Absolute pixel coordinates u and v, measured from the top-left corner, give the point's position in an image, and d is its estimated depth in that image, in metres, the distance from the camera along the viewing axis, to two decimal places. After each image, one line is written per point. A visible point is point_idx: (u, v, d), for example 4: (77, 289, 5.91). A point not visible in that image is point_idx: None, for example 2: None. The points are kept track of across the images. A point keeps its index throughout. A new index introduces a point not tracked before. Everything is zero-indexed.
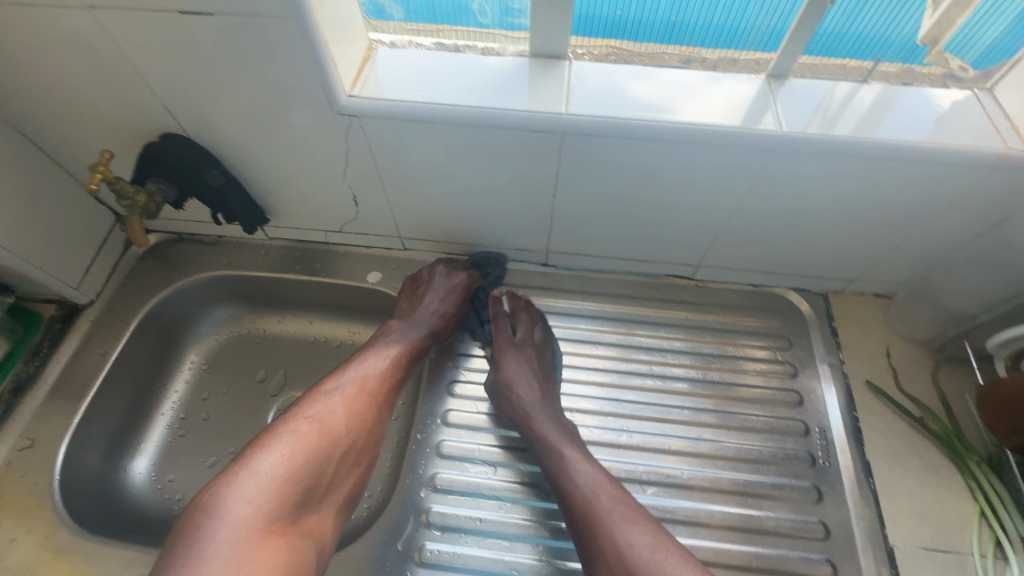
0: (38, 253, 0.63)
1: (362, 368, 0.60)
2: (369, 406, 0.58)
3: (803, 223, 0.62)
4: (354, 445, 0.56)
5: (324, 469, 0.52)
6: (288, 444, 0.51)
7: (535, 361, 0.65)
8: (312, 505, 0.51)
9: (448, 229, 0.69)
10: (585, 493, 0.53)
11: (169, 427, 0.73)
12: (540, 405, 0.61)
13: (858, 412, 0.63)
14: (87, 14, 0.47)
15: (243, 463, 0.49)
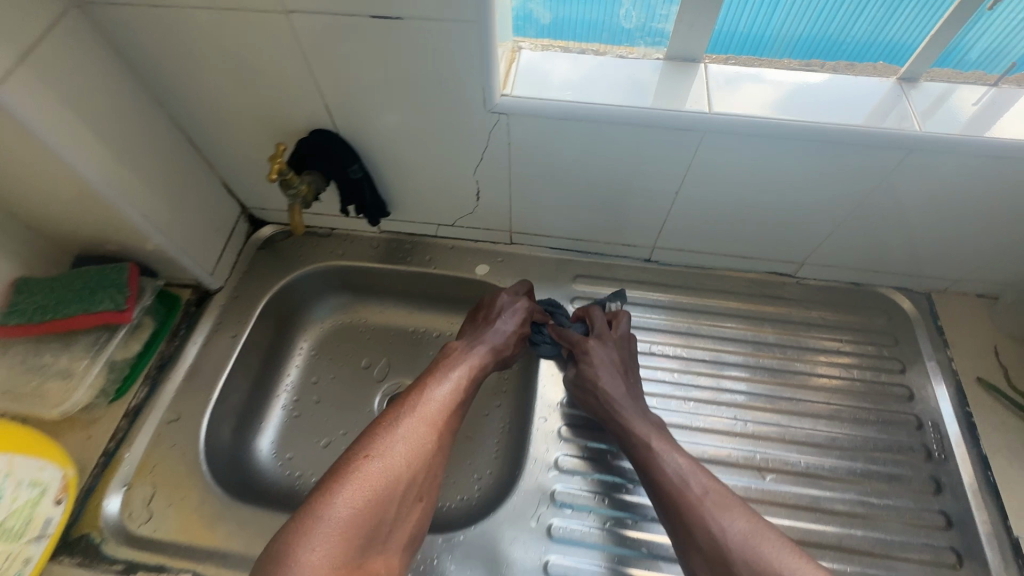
0: (187, 239, 0.68)
1: (419, 405, 0.59)
2: (428, 441, 0.57)
3: (919, 223, 0.63)
4: (412, 483, 0.55)
5: (383, 510, 0.53)
6: (353, 489, 0.52)
7: (615, 355, 0.65)
8: (374, 544, 0.52)
9: (562, 223, 0.73)
10: (676, 479, 0.55)
11: (286, 408, 0.77)
12: (620, 389, 0.63)
13: (972, 407, 0.64)
14: (283, 19, 0.51)
15: (311, 511, 0.51)
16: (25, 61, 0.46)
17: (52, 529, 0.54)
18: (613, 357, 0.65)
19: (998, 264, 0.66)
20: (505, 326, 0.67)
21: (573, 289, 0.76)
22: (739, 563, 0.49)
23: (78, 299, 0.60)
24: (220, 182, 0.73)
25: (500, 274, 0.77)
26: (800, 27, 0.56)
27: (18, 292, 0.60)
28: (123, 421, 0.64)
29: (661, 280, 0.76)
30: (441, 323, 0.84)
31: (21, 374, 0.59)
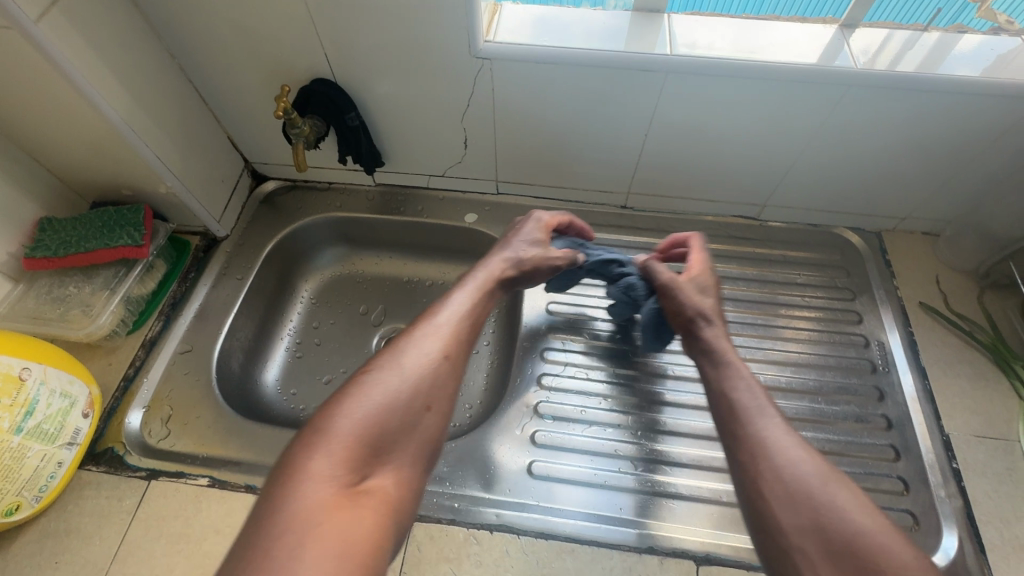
0: (196, 186, 0.73)
1: (427, 322, 0.54)
2: (435, 353, 0.51)
3: (865, 162, 0.70)
4: (417, 387, 0.48)
5: (392, 421, 0.46)
6: (360, 398, 0.46)
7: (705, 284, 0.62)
8: (382, 458, 0.45)
9: (544, 170, 0.79)
10: (758, 415, 0.49)
11: (290, 349, 0.83)
12: (705, 321, 0.59)
13: (914, 328, 0.71)
14: None
15: (315, 423, 0.44)
16: (55, 3, 0.51)
17: (80, 439, 0.60)
18: (705, 294, 0.61)
19: (937, 200, 0.73)
20: (526, 248, 0.65)
21: None
22: (817, 505, 0.42)
23: (98, 236, 0.66)
24: (225, 136, 0.78)
25: (488, 221, 0.83)
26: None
27: (43, 231, 0.66)
28: (140, 351, 0.70)
29: (636, 225, 0.82)
30: (433, 272, 0.90)
31: (47, 304, 0.64)
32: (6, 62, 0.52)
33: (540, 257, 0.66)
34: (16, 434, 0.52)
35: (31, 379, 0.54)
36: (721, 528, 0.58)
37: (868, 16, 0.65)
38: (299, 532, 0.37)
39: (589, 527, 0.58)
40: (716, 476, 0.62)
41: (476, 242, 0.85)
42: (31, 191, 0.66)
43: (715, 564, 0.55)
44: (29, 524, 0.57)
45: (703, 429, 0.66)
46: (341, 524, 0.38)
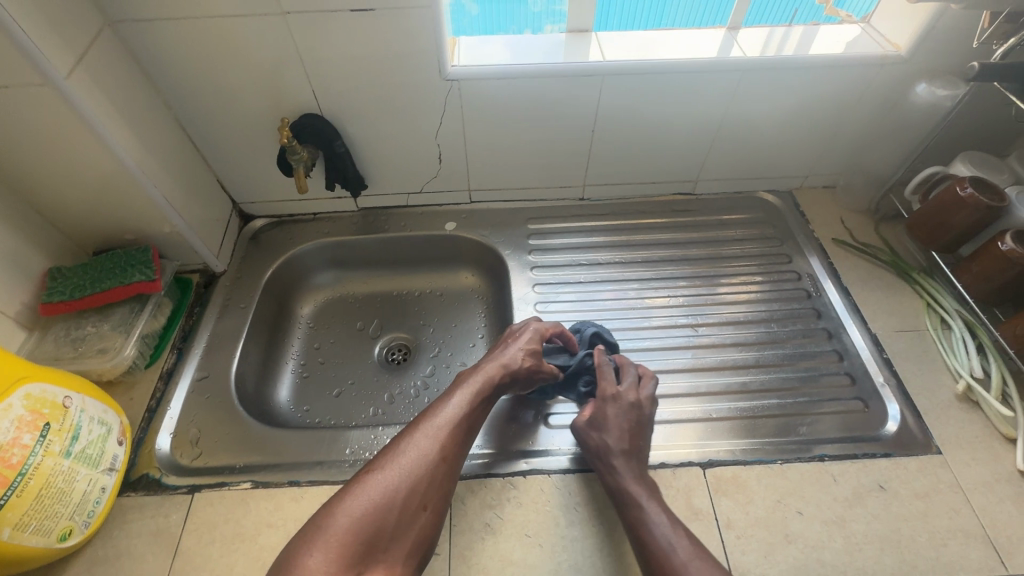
0: (196, 224, 0.79)
1: (427, 421, 0.57)
2: (433, 453, 0.54)
3: (768, 133, 0.87)
4: (414, 490, 0.52)
5: (388, 521, 0.49)
6: (361, 500, 0.50)
7: (628, 414, 0.63)
8: (375, 557, 0.48)
9: (510, 174, 0.91)
10: (665, 547, 0.52)
11: (296, 370, 0.87)
12: (624, 457, 0.60)
13: (832, 259, 0.87)
14: (280, 24, 0.66)
15: (315, 523, 0.48)
16: (78, 67, 0.58)
17: (118, 465, 0.62)
18: (623, 421, 0.62)
19: (828, 159, 0.91)
20: (524, 357, 0.66)
21: (529, 229, 0.93)
22: None
23: (112, 276, 0.70)
24: (214, 179, 0.85)
25: (467, 227, 0.93)
26: (671, 15, 0.81)
27: (53, 279, 0.69)
28: (159, 383, 0.72)
29: (594, 211, 0.96)
30: (420, 283, 0.98)
31: (66, 345, 0.67)
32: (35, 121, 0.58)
33: (533, 359, 0.66)
34: (66, 457, 0.54)
35: (73, 406, 0.57)
36: (714, 437, 0.68)
37: (747, 20, 0.82)
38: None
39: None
40: (703, 399, 0.73)
41: (458, 247, 0.94)
42: (39, 245, 0.69)
43: (716, 465, 0.65)
44: (78, 554, 0.58)
45: (683, 366, 0.76)
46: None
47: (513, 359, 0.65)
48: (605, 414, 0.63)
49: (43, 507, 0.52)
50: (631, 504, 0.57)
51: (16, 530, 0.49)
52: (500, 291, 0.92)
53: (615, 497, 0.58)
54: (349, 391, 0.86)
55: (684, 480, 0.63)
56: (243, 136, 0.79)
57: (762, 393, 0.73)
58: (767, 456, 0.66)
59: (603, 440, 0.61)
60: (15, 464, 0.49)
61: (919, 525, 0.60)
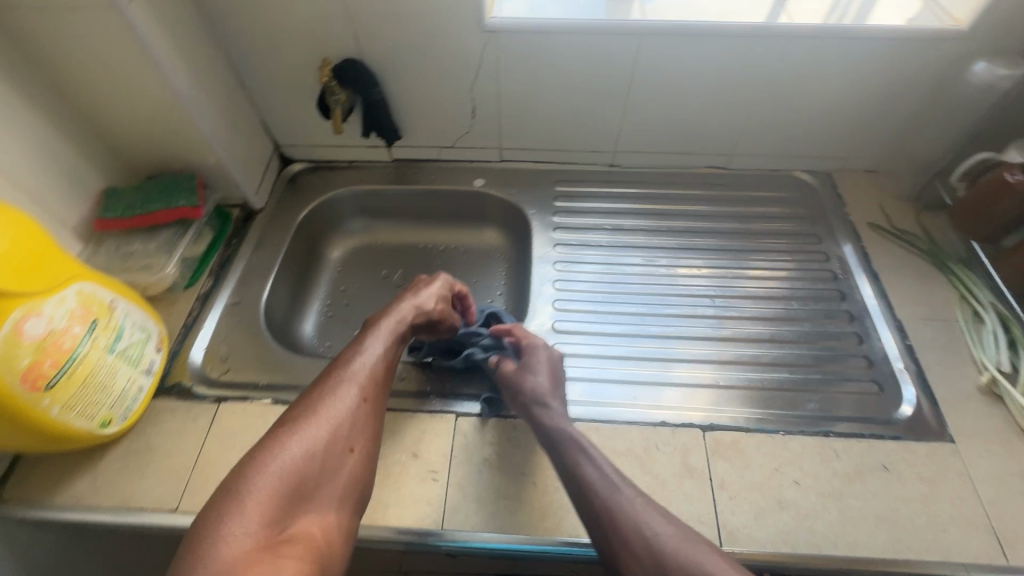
0: (238, 160, 0.83)
1: (343, 371, 0.58)
2: (351, 400, 0.56)
3: (810, 108, 0.84)
4: (336, 436, 0.53)
5: (314, 469, 0.51)
6: (284, 454, 0.50)
7: (554, 356, 0.68)
8: (303, 505, 0.50)
9: (542, 134, 0.91)
10: (607, 495, 0.53)
11: (322, 309, 0.92)
12: (557, 399, 0.63)
13: (865, 243, 0.84)
14: None
15: (231, 485, 0.47)
16: None
17: (155, 369, 0.67)
18: (552, 365, 0.66)
19: (873, 139, 0.88)
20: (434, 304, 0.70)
21: (556, 190, 0.94)
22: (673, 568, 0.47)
23: (160, 199, 0.75)
24: (258, 119, 0.89)
25: (495, 184, 0.95)
26: None
27: (108, 198, 0.74)
28: (195, 304, 0.78)
29: (623, 178, 0.95)
30: (446, 238, 1.01)
31: (115, 259, 0.72)
32: (99, 44, 0.63)
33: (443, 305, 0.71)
34: (109, 353, 0.60)
35: (118, 309, 0.62)
36: (719, 404, 0.69)
37: None
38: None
39: (608, 411, 0.67)
40: (712, 367, 0.73)
41: (485, 204, 0.96)
42: (97, 166, 0.75)
43: (717, 429, 0.65)
44: (114, 445, 0.64)
45: (695, 335, 0.76)
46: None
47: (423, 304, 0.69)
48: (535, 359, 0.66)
49: (88, 392, 0.57)
50: (574, 450, 0.57)
51: (64, 408, 0.55)
52: (523, 251, 0.93)
53: (555, 442, 0.59)
54: None
55: (682, 440, 0.64)
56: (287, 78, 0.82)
57: (773, 367, 0.73)
58: (771, 426, 0.66)
59: (538, 382, 0.64)
60: (66, 351, 0.55)
61: (920, 508, 0.59)
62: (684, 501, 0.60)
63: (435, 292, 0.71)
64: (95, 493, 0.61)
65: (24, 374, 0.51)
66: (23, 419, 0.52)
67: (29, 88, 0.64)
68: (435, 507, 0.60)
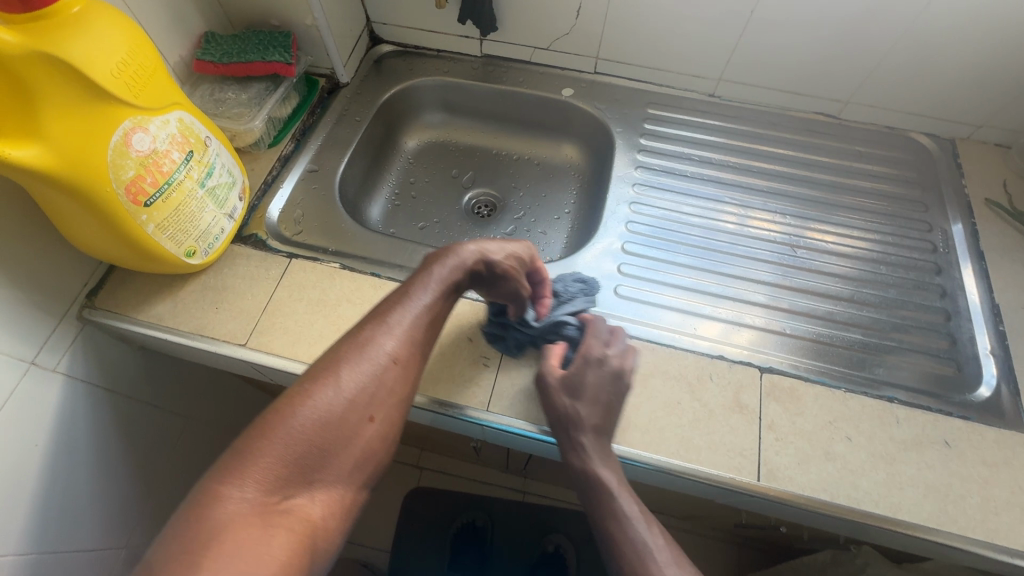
0: (333, 26, 0.81)
1: (382, 322, 0.53)
2: (382, 360, 0.51)
3: (954, 58, 0.75)
4: (357, 399, 0.48)
5: (329, 436, 0.46)
6: (299, 415, 0.45)
7: (607, 372, 0.58)
8: (314, 472, 0.45)
9: (644, 48, 0.85)
10: (607, 496, 0.53)
11: (390, 196, 0.93)
12: (594, 437, 0.55)
13: (977, 221, 0.77)
14: None
15: (241, 440, 0.44)
16: None
17: (237, 216, 0.70)
18: (602, 392, 0.57)
19: (1016, 106, 0.78)
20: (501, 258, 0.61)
21: (646, 112, 0.89)
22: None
23: (256, 51, 0.74)
24: None
25: (583, 97, 0.90)
26: None
27: (207, 42, 0.74)
28: (276, 164, 0.79)
29: (721, 110, 0.89)
30: (520, 147, 0.98)
31: (209, 103, 0.73)
32: None
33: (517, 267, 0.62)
34: (200, 188, 0.62)
35: (211, 147, 0.64)
36: (781, 351, 0.66)
37: None
38: (207, 546, 0.37)
39: (662, 335, 0.67)
40: (781, 315, 0.70)
41: (569, 116, 0.92)
42: (200, 7, 0.75)
43: (775, 373, 0.63)
44: (193, 278, 0.68)
45: (770, 281, 0.73)
46: (242, 545, 0.38)
47: (495, 259, 0.60)
48: (579, 378, 0.57)
49: (178, 220, 0.60)
50: (607, 496, 0.52)
51: (158, 229, 0.58)
52: (600, 172, 0.90)
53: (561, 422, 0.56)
54: (432, 227, 0.91)
55: (738, 376, 0.63)
56: None
57: (846, 326, 0.69)
58: (831, 381, 0.64)
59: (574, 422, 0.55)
60: (164, 173, 0.57)
61: (974, 487, 0.57)
62: (728, 433, 0.59)
63: (510, 249, 0.62)
64: (174, 317, 0.66)
65: (127, 186, 0.53)
66: (124, 230, 0.56)
67: None
68: (483, 388, 0.63)
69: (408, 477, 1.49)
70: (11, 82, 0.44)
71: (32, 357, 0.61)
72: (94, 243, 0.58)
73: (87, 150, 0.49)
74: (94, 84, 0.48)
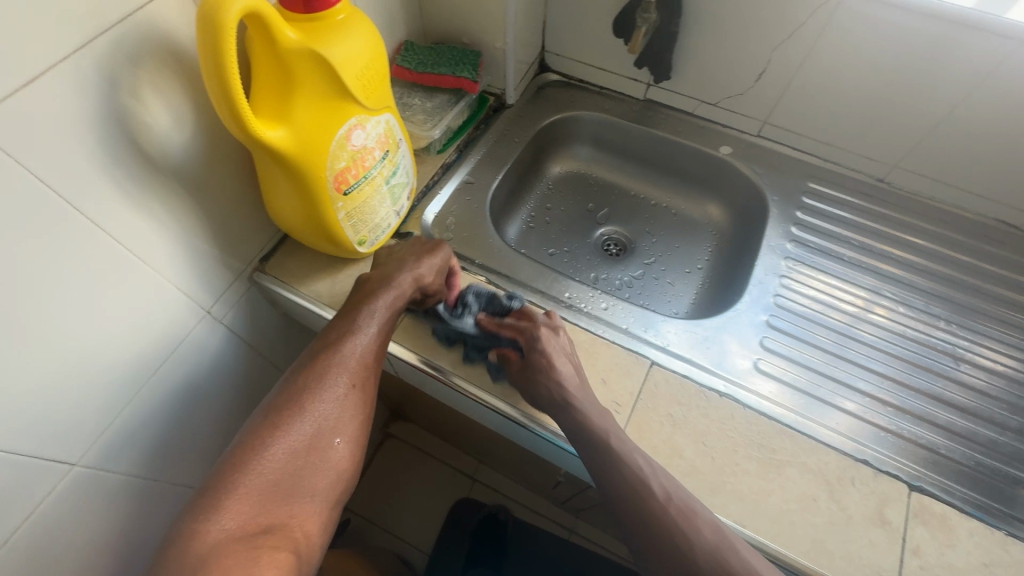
0: (517, 52, 0.85)
1: (335, 352, 0.58)
2: (338, 387, 0.57)
3: None
4: (322, 426, 0.55)
5: (297, 465, 0.53)
6: (266, 450, 0.52)
7: (566, 347, 0.63)
8: (291, 495, 0.51)
9: (818, 122, 0.83)
10: (625, 478, 0.54)
11: (526, 218, 0.95)
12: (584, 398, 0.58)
13: None
14: None
15: (207, 484, 0.50)
16: None
17: (401, 214, 0.74)
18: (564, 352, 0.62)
19: None
20: (430, 271, 0.66)
21: (806, 185, 0.86)
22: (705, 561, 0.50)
23: (447, 65, 0.79)
24: (542, 18, 0.90)
25: (742, 157, 0.89)
26: None
27: (406, 50, 0.80)
28: (438, 170, 0.83)
29: (888, 198, 0.84)
30: (659, 194, 0.98)
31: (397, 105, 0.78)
32: None
33: (445, 276, 0.67)
34: (385, 184, 0.66)
35: (401, 149, 0.68)
36: (937, 471, 0.61)
37: None
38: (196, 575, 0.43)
39: (794, 419, 0.63)
40: (936, 431, 0.64)
41: (722, 174, 0.91)
42: (407, 18, 0.81)
43: (926, 494, 0.58)
44: (352, 264, 0.72)
45: (926, 389, 0.68)
46: (227, 567, 0.44)
47: (424, 276, 0.65)
48: (545, 351, 0.60)
49: (363, 210, 0.64)
50: (627, 475, 0.54)
51: (346, 216, 0.63)
52: (744, 236, 0.88)
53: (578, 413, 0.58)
54: (562, 255, 0.92)
55: (883, 488, 0.59)
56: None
57: (1012, 460, 0.62)
58: (991, 518, 0.58)
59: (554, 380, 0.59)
60: (365, 168, 0.61)
61: None
62: (867, 547, 0.55)
63: (436, 264, 0.66)
64: (330, 297, 0.70)
65: (337, 174, 0.58)
66: (321, 212, 0.60)
67: None
68: None
69: (460, 484, 1.50)
70: (285, 72, 0.50)
71: (208, 307, 0.67)
72: (288, 218, 0.63)
73: (319, 138, 0.54)
74: (342, 83, 0.53)
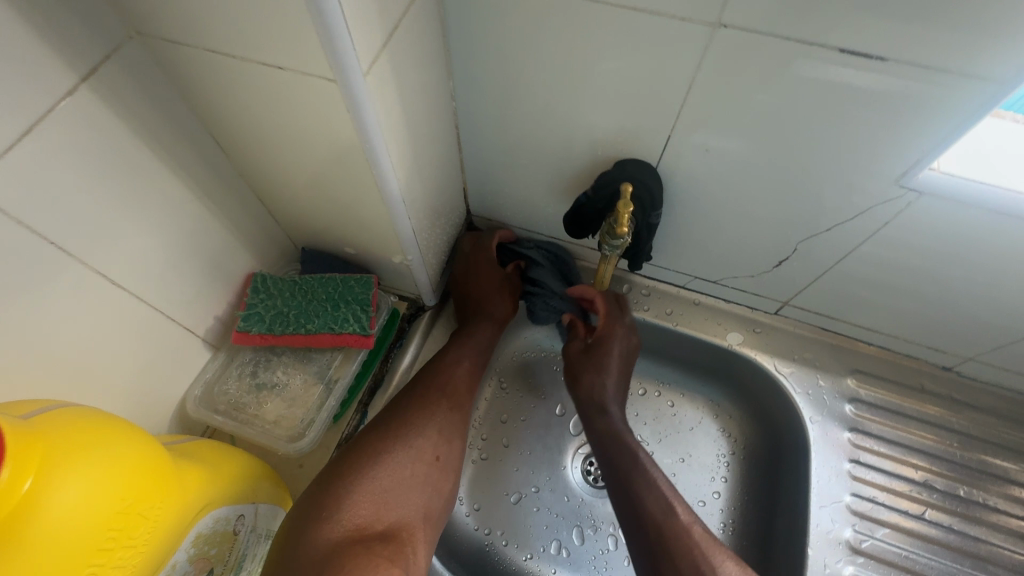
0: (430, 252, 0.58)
1: (436, 377, 0.57)
2: (439, 407, 0.55)
3: None
4: (426, 443, 0.52)
5: (405, 476, 0.50)
6: (376, 459, 0.49)
7: (632, 352, 0.63)
8: (399, 507, 0.48)
9: (861, 309, 0.59)
10: (645, 487, 0.54)
11: (473, 448, 0.69)
12: (617, 404, 0.61)
13: None
14: (698, 46, 0.39)
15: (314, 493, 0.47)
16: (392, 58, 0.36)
17: None
18: (622, 362, 0.62)
19: None
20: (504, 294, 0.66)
21: (847, 388, 0.63)
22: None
23: (320, 313, 0.52)
24: (461, 186, 0.63)
25: (756, 349, 0.65)
26: None
27: (256, 293, 0.52)
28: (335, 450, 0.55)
29: (959, 399, 0.62)
30: (647, 381, 0.73)
31: (248, 392, 0.52)
32: (306, 126, 0.39)
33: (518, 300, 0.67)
34: None
35: (244, 524, 0.43)
36: None
37: None
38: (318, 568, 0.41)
39: None
40: None
41: (732, 366, 0.67)
42: (250, 242, 0.52)
43: None
44: None
45: None
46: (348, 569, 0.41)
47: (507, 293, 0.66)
48: (608, 353, 0.61)
49: None
50: (642, 473, 0.55)
51: None
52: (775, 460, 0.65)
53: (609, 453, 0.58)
54: (531, 502, 0.67)
55: None
56: (541, 163, 0.56)
57: None
58: None
59: (603, 383, 0.61)
60: None
61: None
62: None
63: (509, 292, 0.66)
64: None
65: None
66: None
67: (179, 146, 0.41)
68: None
69: None
70: None
71: None
72: None
73: None
74: None
